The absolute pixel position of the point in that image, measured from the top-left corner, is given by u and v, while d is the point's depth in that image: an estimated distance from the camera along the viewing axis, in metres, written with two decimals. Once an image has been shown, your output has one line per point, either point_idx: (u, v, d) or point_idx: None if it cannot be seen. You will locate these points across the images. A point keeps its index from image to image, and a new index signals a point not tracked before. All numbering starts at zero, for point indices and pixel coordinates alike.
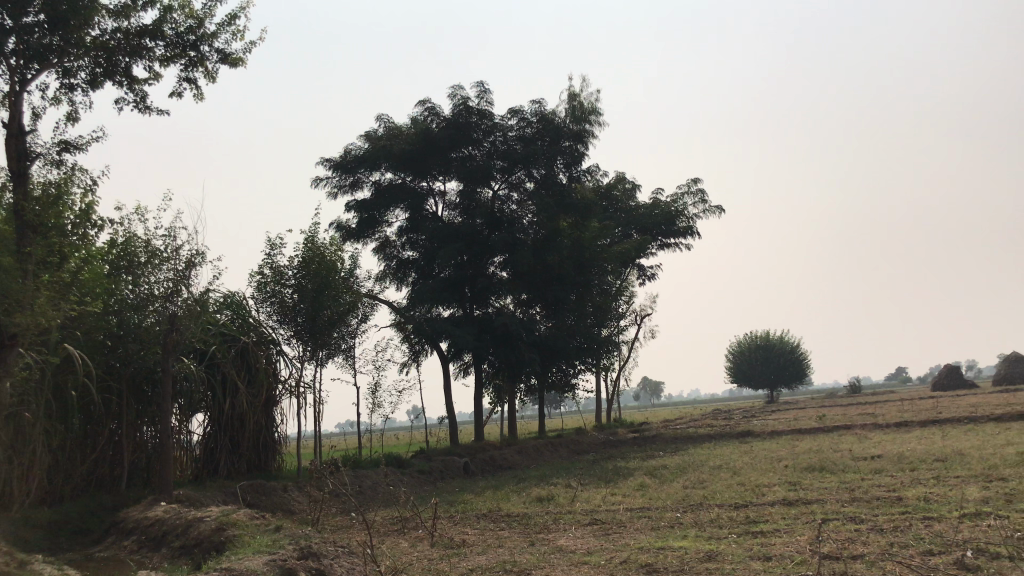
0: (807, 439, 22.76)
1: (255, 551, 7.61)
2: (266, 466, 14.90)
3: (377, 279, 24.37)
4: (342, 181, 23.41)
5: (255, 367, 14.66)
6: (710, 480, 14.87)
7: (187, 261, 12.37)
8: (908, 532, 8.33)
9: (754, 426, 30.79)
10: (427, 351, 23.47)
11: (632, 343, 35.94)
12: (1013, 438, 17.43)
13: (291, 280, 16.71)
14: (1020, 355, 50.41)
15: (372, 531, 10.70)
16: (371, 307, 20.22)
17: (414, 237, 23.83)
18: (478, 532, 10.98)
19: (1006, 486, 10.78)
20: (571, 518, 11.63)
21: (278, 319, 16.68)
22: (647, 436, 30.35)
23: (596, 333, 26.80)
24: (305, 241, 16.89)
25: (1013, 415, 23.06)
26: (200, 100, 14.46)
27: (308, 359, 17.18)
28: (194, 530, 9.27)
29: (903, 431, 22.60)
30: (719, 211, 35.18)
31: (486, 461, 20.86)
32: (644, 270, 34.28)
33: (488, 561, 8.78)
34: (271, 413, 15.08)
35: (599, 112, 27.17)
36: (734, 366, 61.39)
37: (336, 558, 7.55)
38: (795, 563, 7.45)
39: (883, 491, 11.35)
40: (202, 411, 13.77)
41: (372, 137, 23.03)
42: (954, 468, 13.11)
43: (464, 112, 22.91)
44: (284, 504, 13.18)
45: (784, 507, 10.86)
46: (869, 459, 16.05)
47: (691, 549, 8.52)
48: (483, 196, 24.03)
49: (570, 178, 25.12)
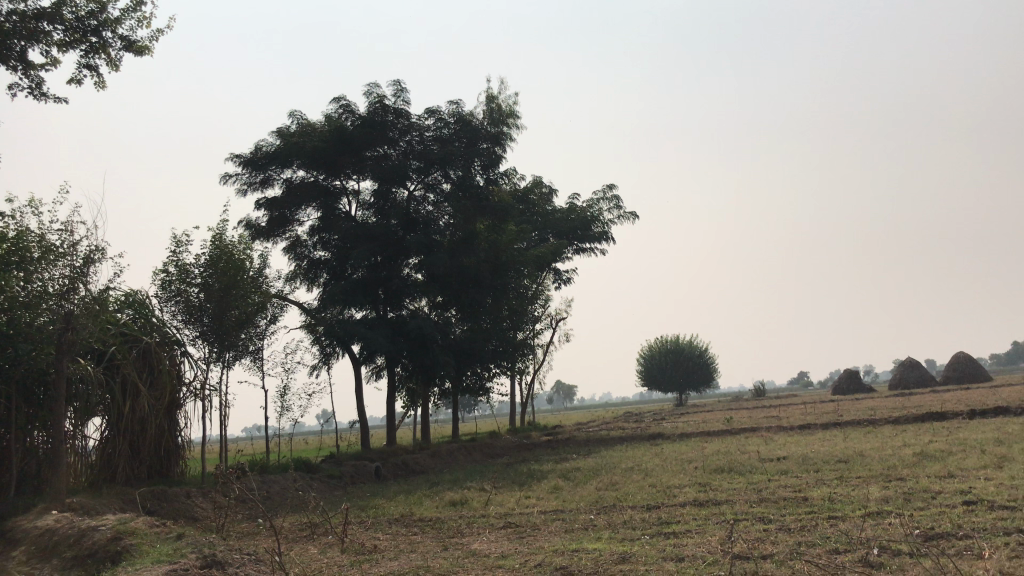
0: (715, 441, 23.26)
1: (155, 561, 7.22)
2: (169, 472, 14.29)
3: (287, 280, 23.76)
4: (253, 178, 22.74)
5: (158, 369, 14.08)
6: (622, 482, 14.99)
7: (84, 258, 11.82)
8: (815, 531, 8.51)
9: (664, 429, 31.33)
10: (338, 353, 22.97)
11: (547, 346, 36.10)
12: (909, 440, 18.16)
13: (197, 279, 16.09)
14: (913, 361, 52.84)
15: (280, 538, 10.37)
16: (281, 308, 19.71)
17: (326, 237, 23.34)
18: (389, 537, 10.77)
19: (905, 486, 11.18)
20: (484, 522, 11.53)
21: (182, 320, 16.04)
22: (560, 439, 30.52)
23: (512, 336, 26.81)
24: (213, 238, 16.31)
25: (908, 418, 24.08)
26: (101, 89, 13.80)
27: (213, 361, 16.59)
28: (88, 539, 8.76)
29: (806, 433, 23.33)
30: (634, 217, 35.69)
31: (398, 465, 20.57)
32: (559, 274, 34.46)
33: (400, 566, 8.58)
34: (175, 417, 14.52)
35: (517, 115, 27.22)
36: (644, 370, 62.47)
37: (241, 566, 7.22)
38: (707, 563, 7.51)
39: (788, 492, 11.63)
40: (99, 414, 13.09)
41: (284, 134, 22.46)
42: (855, 468, 13.56)
43: (380, 110, 22.54)
44: (186, 511, 12.67)
45: (695, 508, 11.01)
46: (775, 460, 16.46)
47: (605, 551, 8.51)
48: (398, 196, 23.73)
49: (487, 180, 25.05)
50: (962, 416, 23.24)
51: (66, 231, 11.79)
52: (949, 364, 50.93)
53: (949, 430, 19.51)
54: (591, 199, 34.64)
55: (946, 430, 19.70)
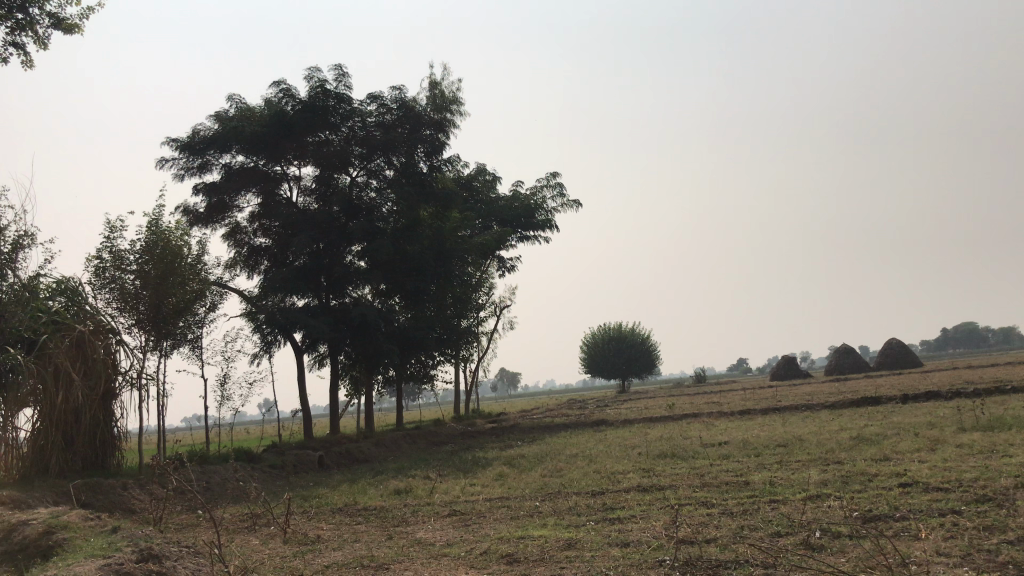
0: (657, 427, 23.53)
1: (88, 556, 6.97)
2: (105, 463, 13.86)
3: (227, 267, 23.31)
4: (190, 163, 22.18)
5: (92, 358, 13.66)
6: (567, 468, 15.07)
7: (12, 243, 11.43)
8: (757, 515, 8.65)
9: (608, 415, 31.63)
10: (280, 342, 22.58)
11: (491, 334, 36.10)
12: (845, 424, 18.61)
13: (132, 265, 15.63)
14: (848, 347, 54.27)
15: (221, 530, 10.16)
16: (220, 296, 19.26)
17: (267, 224, 22.93)
18: (333, 527, 10.62)
19: (842, 469, 11.44)
20: (430, 510, 11.46)
21: (117, 308, 15.56)
22: (504, 426, 30.55)
23: (456, 324, 26.69)
24: (148, 223, 15.84)
25: (843, 402, 24.70)
26: (29, 68, 13.26)
27: (150, 350, 16.19)
28: (18, 534, 8.42)
29: (746, 418, 23.76)
30: (577, 205, 35.86)
31: (342, 454, 20.36)
32: (503, 262, 34.44)
33: (345, 556, 8.45)
34: (110, 407, 14.10)
35: (461, 102, 27.07)
36: (588, 357, 62.95)
37: (180, 559, 7.00)
38: (652, 548, 7.55)
39: (730, 477, 11.81)
40: (30, 405, 12.63)
41: (222, 117, 21.94)
42: (794, 453, 13.84)
43: (322, 94, 22.12)
44: (122, 503, 12.33)
45: (639, 493, 11.11)
46: (717, 445, 16.71)
47: (551, 538, 8.52)
48: (341, 182, 23.36)
49: (430, 167, 24.88)
50: (894, 400, 23.93)
51: None
52: (882, 350, 52.40)
53: (883, 414, 20.04)
54: (535, 187, 34.68)
55: (880, 414, 20.25)
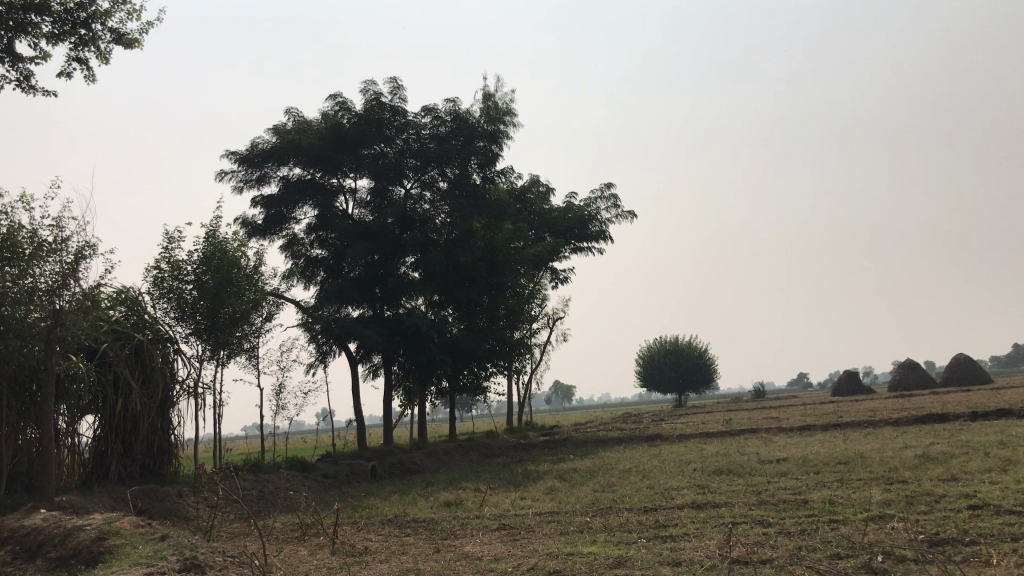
0: (713, 442, 23.07)
1: (133, 564, 6.99)
2: (162, 471, 14.03)
3: (285, 278, 23.60)
4: (249, 175, 22.53)
5: (150, 366, 13.84)
6: (618, 484, 14.80)
7: (75, 254, 11.61)
8: (815, 535, 8.31)
9: (664, 430, 31.14)
10: (335, 352, 22.71)
11: (545, 346, 35.93)
12: (910, 442, 17.95)
13: (189, 275, 15.88)
14: (913, 363, 52.70)
15: (269, 541, 10.15)
16: (276, 306, 19.45)
17: (323, 235, 23.14)
18: (382, 539, 10.54)
19: (906, 489, 10.98)
20: (479, 523, 11.32)
21: (176, 317, 15.80)
22: (556, 439, 30.31)
23: (509, 335, 26.52)
24: (206, 234, 16.11)
25: (908, 419, 23.85)
26: (92, 82, 13.58)
27: (207, 360, 16.41)
28: (73, 540, 8.53)
29: (806, 434, 23.14)
30: (632, 216, 35.52)
31: (394, 465, 20.36)
32: (556, 274, 34.24)
33: (390, 570, 8.35)
34: (168, 415, 14.32)
35: (515, 113, 27.01)
36: (644, 371, 62.32)
37: (223, 569, 6.99)
38: (704, 568, 7.28)
39: (788, 495, 11.41)
40: (91, 412, 12.88)
41: (281, 130, 22.26)
42: (856, 471, 13.36)
43: (377, 107, 22.33)
44: (177, 510, 12.44)
45: (693, 511, 10.82)
46: (775, 462, 16.25)
47: (601, 555, 8.29)
48: (395, 194, 23.46)
49: (484, 179, 24.91)
50: (962, 418, 23.04)
51: (55, 227, 11.64)
52: (949, 366, 50.68)
53: (950, 432, 19.27)
54: (589, 198, 34.46)
55: (948, 432, 19.51)
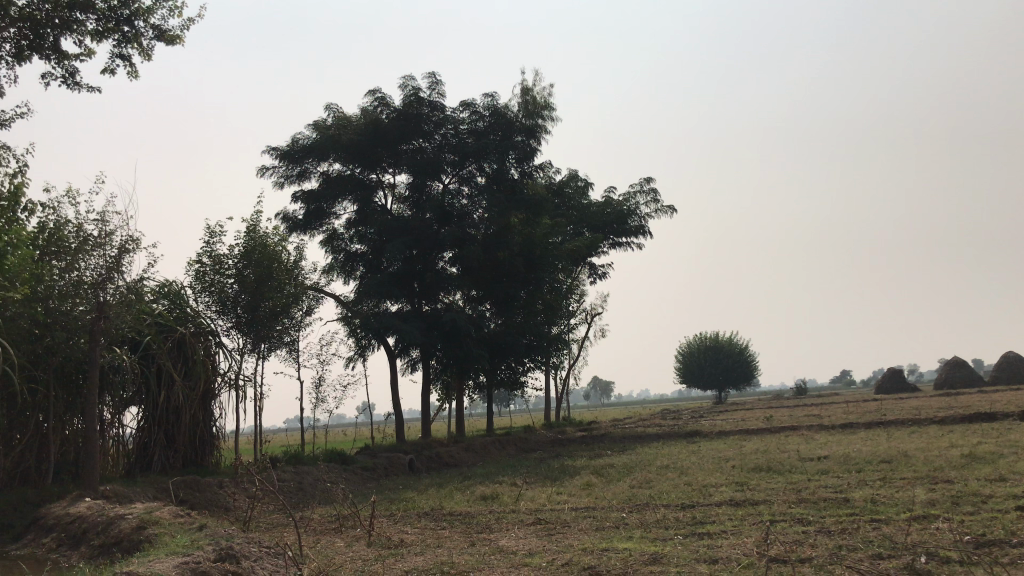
0: (753, 439, 22.81)
1: (170, 553, 7.07)
2: (204, 462, 14.22)
3: (325, 273, 23.80)
4: (289, 171, 22.74)
5: (192, 359, 14.03)
6: (655, 480, 14.68)
7: (119, 248, 11.78)
8: (856, 535, 8.14)
9: (703, 426, 30.89)
10: (374, 346, 22.84)
11: (583, 341, 35.81)
12: (956, 441, 17.55)
13: (231, 270, 16.07)
14: (960, 361, 51.61)
15: (307, 532, 10.24)
16: (316, 300, 19.61)
17: (362, 231, 23.28)
18: (418, 531, 10.58)
19: (951, 489, 10.72)
20: (514, 517, 11.32)
21: (217, 310, 16.00)
22: (594, 435, 30.21)
23: (547, 331, 26.45)
24: (247, 229, 16.29)
25: (955, 418, 23.35)
26: (135, 79, 13.80)
27: (248, 353, 16.59)
28: (115, 529, 8.66)
29: (848, 432, 22.76)
30: (671, 211, 35.22)
31: (432, 458, 20.43)
32: (594, 269, 34.07)
33: (425, 562, 8.35)
34: (210, 407, 14.51)
35: (553, 107, 26.90)
36: (683, 366, 61.84)
37: (258, 560, 7.03)
38: (741, 566, 7.16)
39: (829, 493, 11.23)
40: (135, 404, 13.09)
41: (320, 126, 22.43)
42: (900, 470, 13.09)
43: (415, 102, 22.39)
44: (217, 501, 12.59)
45: (732, 508, 10.67)
46: (816, 460, 16.00)
47: (636, 551, 8.21)
48: (434, 189, 23.52)
49: (522, 173, 24.85)
50: (1012, 417, 22.48)
51: (100, 221, 11.82)
52: (998, 364, 49.55)
53: (998, 431, 18.81)
54: (628, 192, 34.20)
55: (995, 432, 19.05)
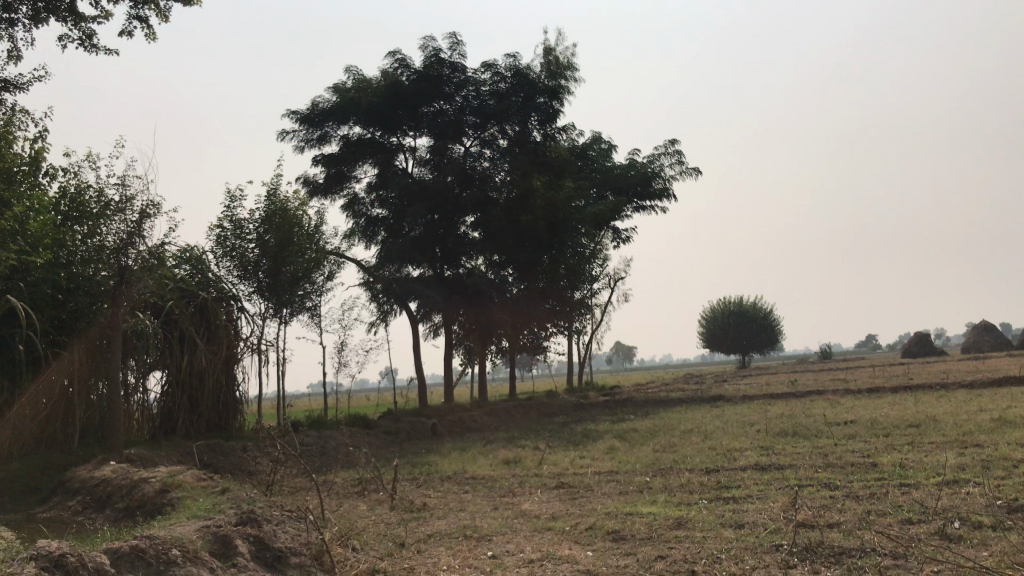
0: (776, 404, 22.62)
1: (191, 517, 7.03)
2: (228, 425, 14.28)
3: (346, 237, 23.74)
4: (309, 135, 22.57)
5: (215, 323, 14.03)
6: (680, 444, 14.55)
7: (139, 213, 11.67)
8: (886, 500, 7.98)
9: (727, 390, 30.72)
10: (396, 311, 22.81)
11: (606, 306, 35.61)
12: (985, 405, 17.27)
13: (251, 235, 15.98)
14: (988, 325, 50.92)
15: (330, 495, 10.23)
16: (337, 265, 19.53)
17: (383, 195, 23.13)
18: (441, 495, 10.55)
19: (981, 453, 10.51)
20: (537, 481, 11.27)
21: (239, 275, 15.97)
22: (616, 399, 30.16)
23: (569, 296, 26.28)
24: (267, 194, 16.16)
25: (983, 382, 23.03)
26: (152, 41, 13.66)
27: (269, 318, 16.60)
28: (138, 492, 8.68)
29: (873, 397, 22.51)
30: (696, 173, 34.73)
31: (454, 422, 20.46)
32: (618, 233, 33.75)
33: (448, 526, 8.31)
34: (233, 371, 14.54)
35: (576, 68, 26.43)
36: (707, 330, 61.56)
37: (280, 523, 6.99)
38: (768, 531, 7.03)
39: (857, 457, 11.07)
40: (159, 368, 13.10)
41: (340, 89, 22.20)
42: (928, 434, 12.88)
43: (436, 64, 22.08)
44: (242, 464, 12.66)
45: (757, 473, 10.52)
46: (842, 424, 15.79)
47: (661, 516, 8.11)
48: (455, 153, 23.27)
49: (545, 136, 24.51)
50: None
51: (121, 186, 11.74)
52: None
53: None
54: (652, 154, 33.72)
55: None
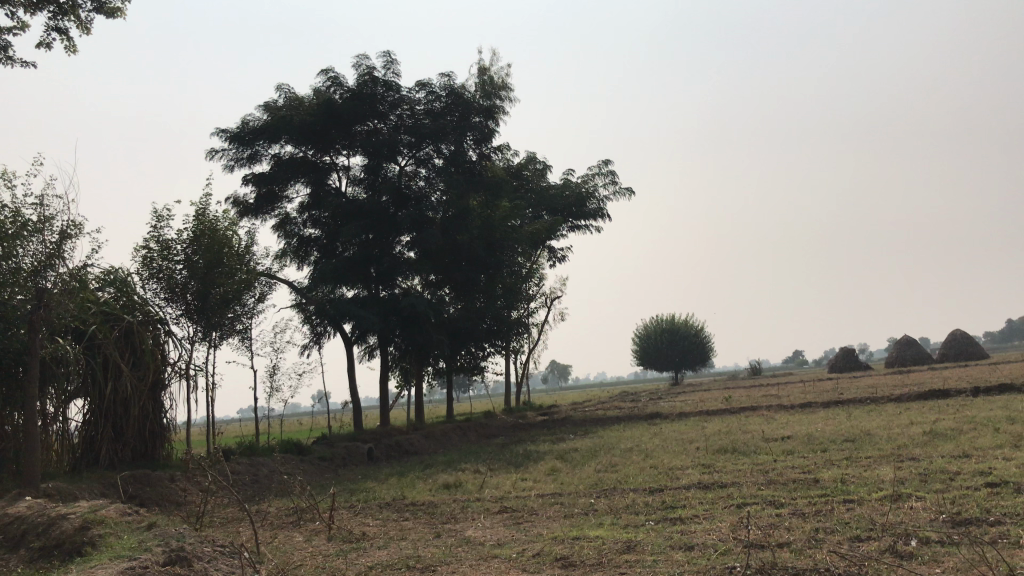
0: (712, 420, 22.78)
1: (114, 557, 6.58)
2: (154, 455, 13.64)
3: (278, 258, 23.18)
4: (240, 154, 21.99)
5: (141, 348, 13.41)
6: (621, 463, 14.45)
7: (60, 233, 11.08)
8: (831, 516, 7.96)
9: (663, 408, 30.88)
10: (330, 333, 22.30)
11: (542, 325, 35.58)
12: (915, 418, 17.64)
13: (179, 255, 15.40)
14: (910, 339, 52.61)
15: (264, 527, 9.81)
16: (269, 287, 18.99)
17: (316, 215, 22.65)
18: (379, 523, 10.18)
19: (919, 466, 10.64)
20: (479, 506, 11.01)
21: (165, 297, 15.37)
22: (554, 418, 30.07)
23: (506, 315, 26.16)
24: (195, 213, 15.61)
25: (910, 395, 23.63)
26: (73, 53, 13.09)
27: (198, 341, 16.01)
28: (56, 530, 8.12)
29: (806, 411, 22.87)
30: (630, 193, 35.10)
31: (391, 446, 20.03)
32: (554, 252, 33.83)
33: (390, 557, 7.97)
34: (160, 398, 13.93)
35: (510, 87, 26.45)
36: (640, 349, 62.10)
37: (211, 561, 6.59)
38: (719, 553, 6.93)
39: (797, 474, 11.12)
40: (80, 397, 12.45)
41: (271, 107, 21.73)
42: (864, 448, 13.04)
43: (369, 82, 21.72)
44: (170, 495, 12.10)
45: (701, 491, 10.46)
46: (779, 440, 15.92)
47: (609, 539, 7.94)
48: (390, 172, 22.96)
49: (480, 155, 24.40)
50: (964, 393, 22.85)
51: (38, 205, 11.16)
52: (945, 342, 50.58)
53: (954, 407, 19.03)
54: (586, 174, 33.93)
55: (953, 407, 19.22)
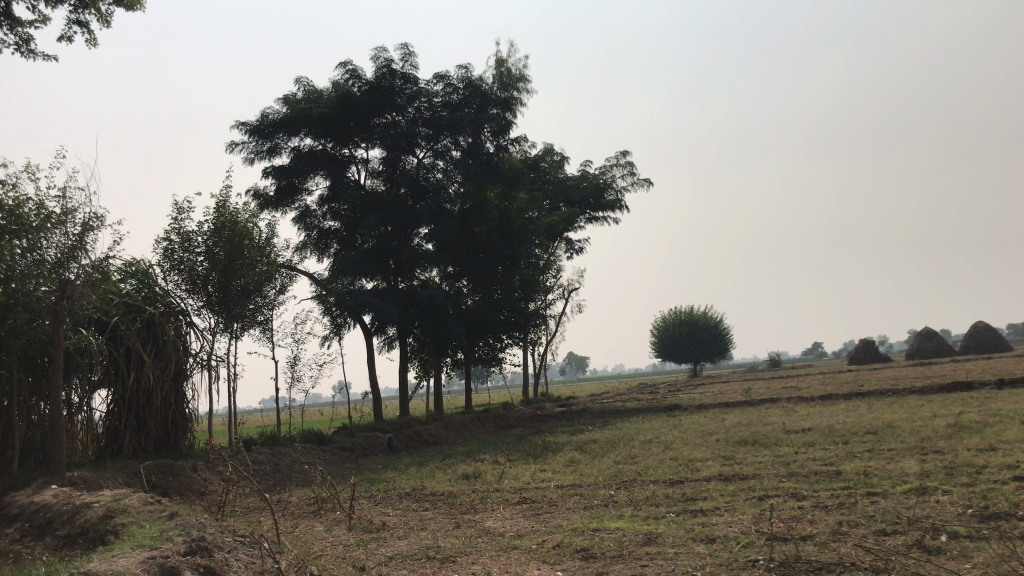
0: (731, 412, 22.67)
1: (137, 547, 6.62)
2: (177, 445, 13.73)
3: (297, 250, 23.27)
4: (260, 146, 22.05)
5: (162, 339, 13.49)
6: (640, 455, 14.39)
7: (81, 226, 11.14)
8: (855, 509, 7.88)
9: (683, 399, 30.77)
10: (350, 324, 22.36)
11: (560, 317, 35.56)
12: (938, 410, 17.44)
13: (200, 248, 15.45)
14: (932, 331, 52.11)
15: (285, 516, 9.86)
16: (289, 278, 19.05)
17: (335, 207, 22.70)
18: (399, 513, 10.21)
19: (944, 459, 10.52)
20: (498, 497, 11.01)
21: (187, 289, 15.45)
22: (572, 410, 30.04)
23: (524, 307, 26.15)
24: (215, 206, 15.66)
25: (933, 388, 23.38)
26: (93, 46, 13.15)
27: (219, 332, 16.11)
28: (81, 518, 8.20)
29: (826, 403, 22.69)
30: (648, 184, 34.91)
31: (410, 437, 20.08)
32: (571, 244, 33.74)
33: (410, 547, 7.98)
34: (182, 389, 14.01)
35: (528, 79, 26.33)
36: (658, 341, 61.92)
37: (232, 551, 6.62)
38: (741, 545, 6.87)
39: (819, 466, 11.02)
40: (104, 387, 12.55)
41: (290, 100, 21.75)
42: (886, 441, 12.91)
43: (388, 75, 21.68)
44: (192, 485, 12.20)
45: (722, 483, 10.40)
46: (800, 432, 15.79)
47: (630, 532, 7.88)
48: (408, 163, 22.95)
49: (498, 147, 24.33)
50: (988, 386, 22.58)
51: (60, 198, 11.21)
52: (968, 333, 50.03)
53: (978, 400, 18.80)
54: (603, 165, 33.77)
55: (976, 400, 19.00)
